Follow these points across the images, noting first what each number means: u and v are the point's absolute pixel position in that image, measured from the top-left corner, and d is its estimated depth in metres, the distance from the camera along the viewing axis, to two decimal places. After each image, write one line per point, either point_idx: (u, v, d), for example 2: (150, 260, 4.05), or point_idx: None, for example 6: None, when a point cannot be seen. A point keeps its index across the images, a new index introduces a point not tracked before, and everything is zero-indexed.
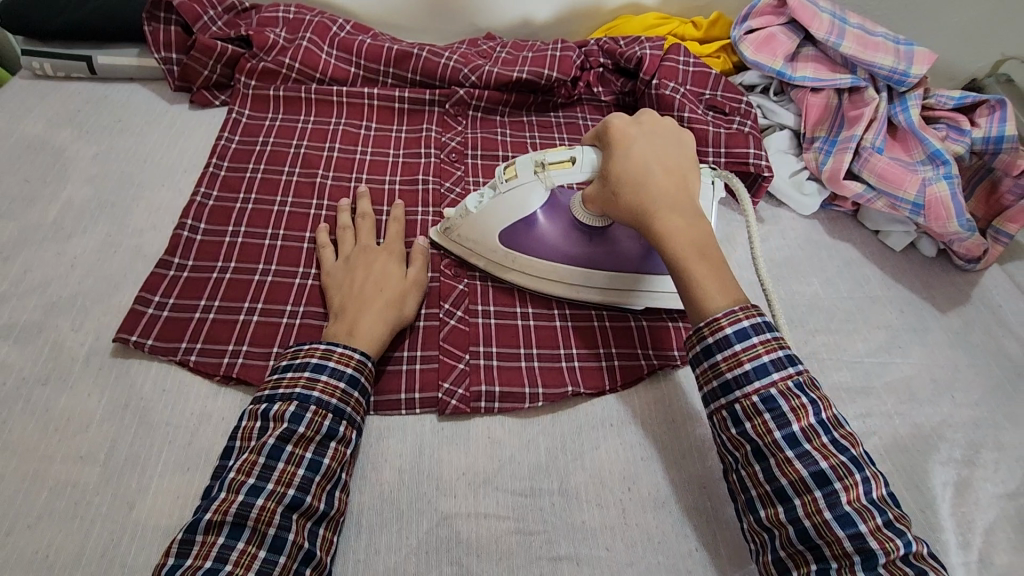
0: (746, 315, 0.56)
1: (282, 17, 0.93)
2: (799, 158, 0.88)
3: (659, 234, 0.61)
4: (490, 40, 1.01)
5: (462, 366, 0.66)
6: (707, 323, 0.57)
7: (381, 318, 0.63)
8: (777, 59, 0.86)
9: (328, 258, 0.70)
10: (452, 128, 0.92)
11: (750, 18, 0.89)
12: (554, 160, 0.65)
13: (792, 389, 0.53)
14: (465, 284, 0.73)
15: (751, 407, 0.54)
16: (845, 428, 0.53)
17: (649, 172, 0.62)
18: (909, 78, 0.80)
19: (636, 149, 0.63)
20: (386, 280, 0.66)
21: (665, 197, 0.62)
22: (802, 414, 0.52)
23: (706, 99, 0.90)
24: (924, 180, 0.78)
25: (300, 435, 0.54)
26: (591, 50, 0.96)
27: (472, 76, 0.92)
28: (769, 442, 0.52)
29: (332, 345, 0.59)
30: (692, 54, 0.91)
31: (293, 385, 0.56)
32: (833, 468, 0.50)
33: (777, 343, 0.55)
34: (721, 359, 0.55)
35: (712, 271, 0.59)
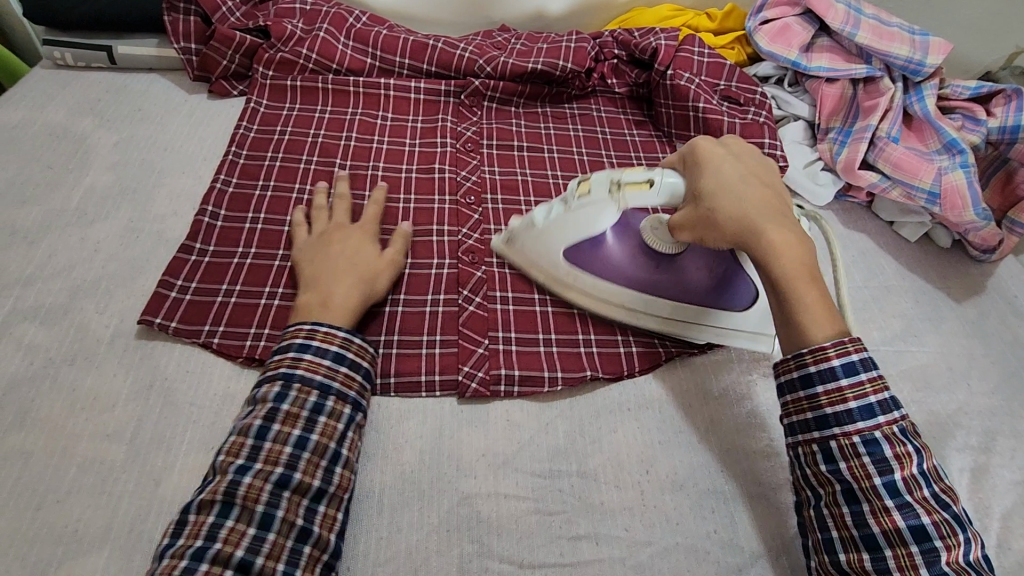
0: (855, 347, 0.54)
1: (299, 7, 0.93)
2: (814, 148, 0.89)
3: (767, 254, 0.57)
4: (505, 32, 1.01)
5: (481, 351, 0.66)
6: (812, 351, 0.54)
7: (354, 289, 0.64)
8: (792, 50, 0.86)
9: (302, 235, 0.71)
10: (467, 118, 0.93)
11: (765, 9, 0.89)
12: (632, 180, 0.62)
13: (897, 435, 0.52)
14: (482, 271, 0.73)
15: (849, 447, 0.52)
16: (944, 480, 0.53)
17: (743, 188, 0.59)
18: (925, 68, 0.80)
19: (725, 170, 0.60)
20: (363, 258, 0.67)
21: (767, 214, 0.59)
22: (907, 464, 0.51)
23: (721, 89, 0.90)
24: (940, 168, 0.77)
25: (285, 415, 0.54)
26: (605, 42, 0.97)
27: (487, 67, 0.93)
28: (867, 487, 0.51)
29: (316, 326, 0.59)
30: (706, 45, 0.92)
31: (278, 364, 0.57)
32: (935, 524, 0.49)
33: (883, 384, 0.54)
34: (822, 394, 0.54)
35: (821, 296, 0.56)
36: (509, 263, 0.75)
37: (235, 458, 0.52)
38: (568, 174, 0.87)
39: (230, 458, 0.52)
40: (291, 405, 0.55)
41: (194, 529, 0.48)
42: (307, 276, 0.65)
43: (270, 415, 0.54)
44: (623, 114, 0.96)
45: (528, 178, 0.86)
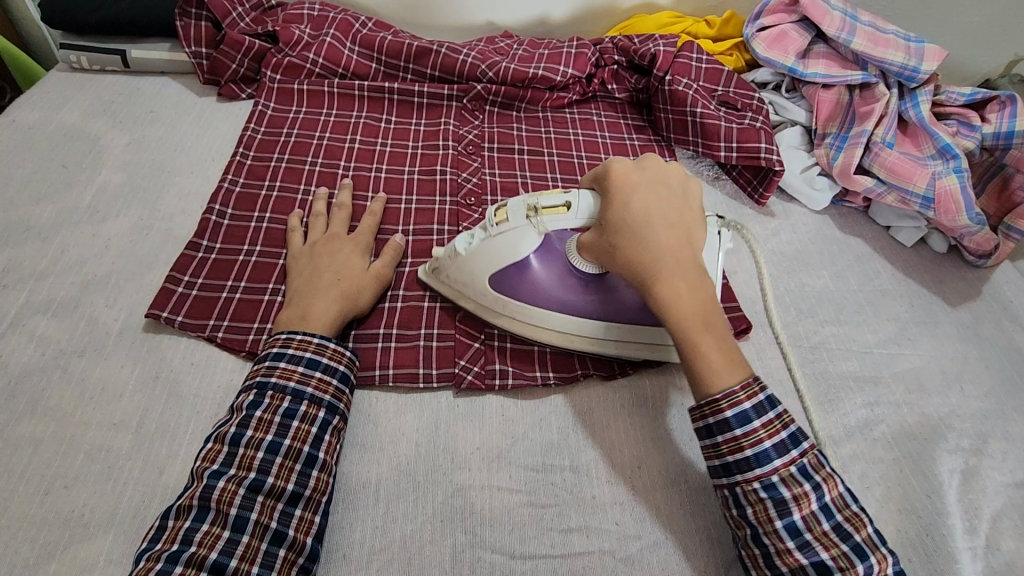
0: (746, 393, 0.53)
1: (307, 14, 0.97)
2: (810, 153, 0.90)
3: (662, 296, 0.56)
4: (508, 38, 1.03)
5: (476, 345, 0.69)
6: (707, 402, 0.54)
7: (333, 302, 0.65)
8: (789, 56, 0.87)
9: (297, 242, 0.73)
10: (470, 121, 0.95)
11: (762, 16, 0.90)
12: (548, 204, 0.63)
13: (795, 475, 0.52)
14: None
15: (751, 493, 0.53)
16: (850, 507, 0.52)
17: (653, 224, 0.58)
18: (919, 75, 0.81)
19: (637, 197, 0.59)
20: (348, 272, 0.68)
21: (670, 254, 0.57)
22: (804, 503, 0.51)
23: (719, 95, 0.91)
24: (934, 173, 0.78)
25: (258, 419, 0.56)
26: (605, 48, 0.98)
27: (489, 72, 0.95)
28: (769, 529, 0.52)
29: (292, 334, 0.61)
30: (705, 52, 0.93)
31: (288, 376, 0.59)
32: (833, 560, 0.50)
33: (779, 423, 0.53)
34: (721, 442, 0.54)
35: (718, 348, 0.54)
36: None
37: (248, 471, 0.54)
38: (567, 176, 0.89)
39: (243, 473, 0.53)
40: (263, 412, 0.56)
41: (209, 540, 0.50)
42: (292, 291, 0.67)
43: (281, 430, 0.56)
44: (622, 119, 0.98)
45: (527, 181, 0.88)
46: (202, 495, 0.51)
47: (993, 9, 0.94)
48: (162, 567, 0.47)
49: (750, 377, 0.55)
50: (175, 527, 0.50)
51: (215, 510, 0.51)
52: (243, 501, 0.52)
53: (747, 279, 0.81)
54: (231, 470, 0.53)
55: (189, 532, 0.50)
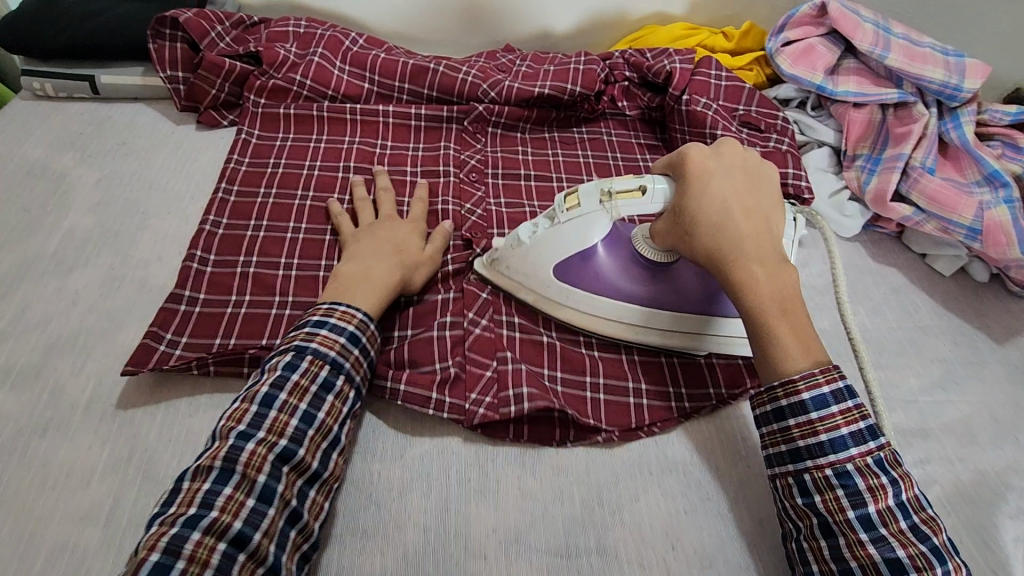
0: (826, 378, 0.52)
1: (293, 31, 0.90)
2: (839, 176, 0.83)
3: (740, 280, 0.56)
4: (510, 53, 0.97)
5: (488, 374, 0.63)
6: (782, 384, 0.53)
7: (394, 267, 0.66)
8: (817, 73, 0.80)
9: (348, 224, 0.73)
10: (471, 144, 0.88)
11: (786, 29, 0.83)
12: (622, 188, 0.61)
13: (871, 467, 0.50)
14: (489, 293, 0.70)
15: (822, 480, 0.50)
16: (927, 511, 0.50)
17: (733, 211, 0.58)
18: (962, 93, 0.74)
19: (718, 183, 0.58)
20: (406, 245, 0.69)
21: (750, 239, 0.57)
22: (881, 497, 0.49)
23: (740, 115, 0.85)
24: (982, 203, 0.72)
25: (294, 383, 0.54)
26: (616, 63, 0.92)
27: (491, 92, 0.89)
28: (840, 520, 0.49)
29: (335, 304, 0.60)
30: (724, 67, 0.86)
31: (328, 346, 0.56)
32: (911, 558, 0.47)
33: (858, 413, 0.51)
34: (794, 425, 0.52)
35: (794, 332, 0.54)
36: None
37: (278, 437, 0.51)
38: None
39: (274, 437, 0.51)
40: (301, 377, 0.54)
41: (233, 507, 0.47)
42: (345, 252, 0.69)
43: (316, 402, 0.54)
44: (634, 138, 0.91)
45: (536, 211, 0.81)
46: (229, 456, 0.48)
47: None
48: (177, 532, 0.44)
49: (829, 365, 0.53)
50: (192, 492, 0.47)
51: (242, 475, 0.48)
52: (271, 471, 0.49)
53: None
54: (261, 433, 0.50)
55: (210, 496, 0.46)
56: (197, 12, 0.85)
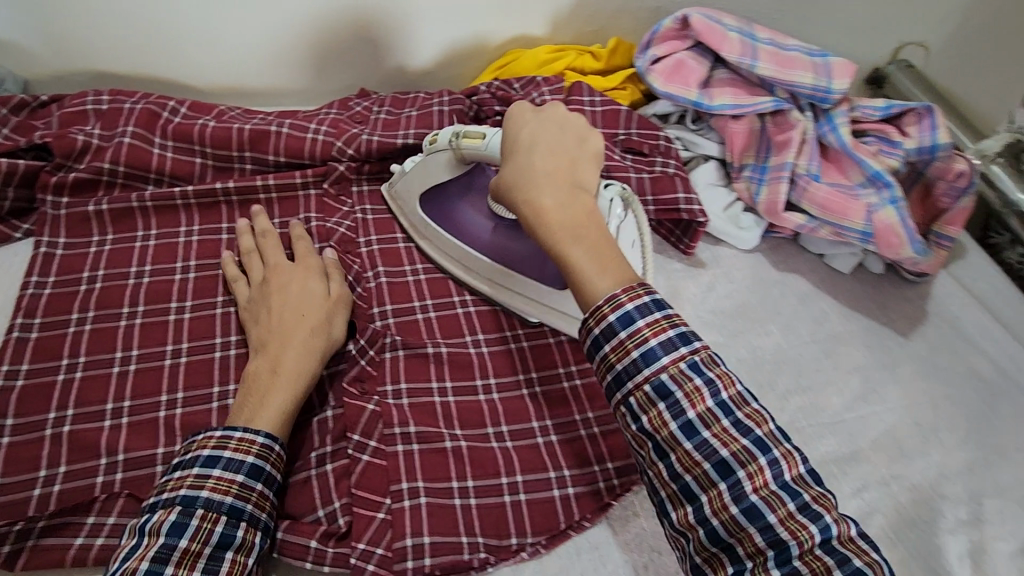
0: (629, 296, 0.50)
1: (93, 109, 0.74)
2: (730, 188, 0.80)
3: (534, 212, 0.56)
4: (364, 98, 0.87)
5: (382, 516, 0.54)
6: (592, 314, 0.50)
7: (306, 352, 0.59)
8: (690, 89, 0.75)
9: (241, 292, 0.65)
10: (336, 211, 0.77)
11: (653, 45, 0.77)
12: (470, 134, 0.66)
13: (685, 371, 0.48)
14: (375, 403, 0.60)
15: (643, 398, 0.48)
16: (751, 404, 0.49)
17: (534, 158, 0.59)
18: (833, 95, 0.72)
19: (534, 129, 0.61)
20: (307, 306, 0.62)
21: (550, 179, 0.57)
22: (698, 399, 0.47)
23: (621, 140, 0.79)
24: (869, 206, 0.70)
25: (183, 550, 0.47)
26: (483, 98, 0.83)
27: (348, 149, 0.79)
28: (667, 436, 0.47)
29: (229, 431, 0.52)
30: (596, 91, 0.80)
31: (223, 491, 0.50)
32: (734, 455, 0.46)
33: (667, 323, 0.49)
34: (608, 351, 0.49)
35: (592, 255, 0.53)
36: (407, 391, 0.62)
37: None
38: None
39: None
40: (190, 541, 0.47)
41: None
42: (251, 313, 0.63)
43: (213, 565, 0.47)
44: None
45: (420, 280, 0.72)
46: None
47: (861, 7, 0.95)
48: None
49: (634, 283, 0.51)
50: None
51: None
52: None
53: None
54: None
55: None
56: None
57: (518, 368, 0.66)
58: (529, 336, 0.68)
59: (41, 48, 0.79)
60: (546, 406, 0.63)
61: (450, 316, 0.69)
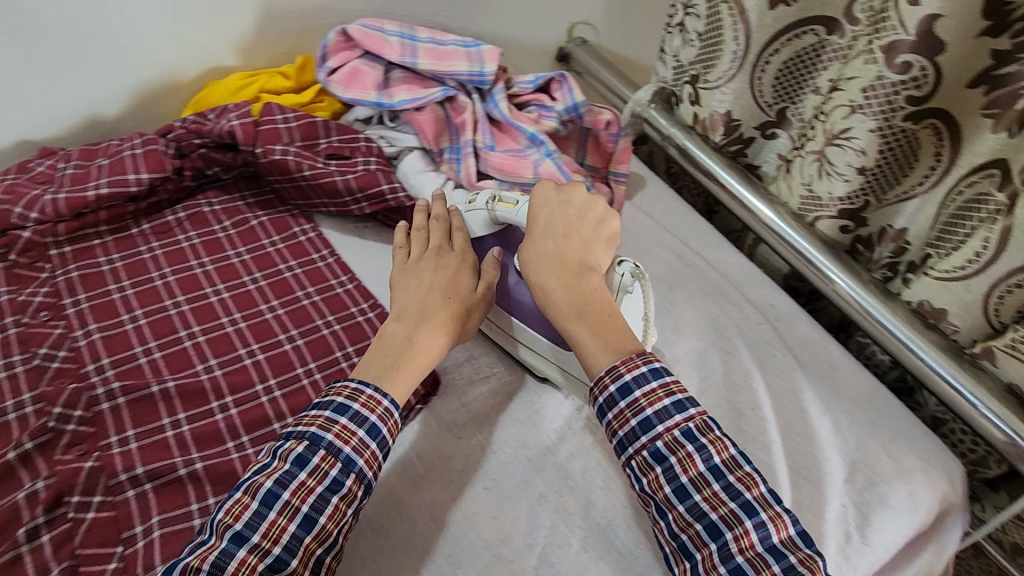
0: (628, 368, 0.58)
1: None
2: (438, 171, 0.88)
3: (541, 294, 0.65)
4: (47, 157, 0.82)
5: (115, 564, 0.54)
6: (596, 383, 0.60)
7: (441, 336, 0.63)
8: (368, 91, 0.83)
9: (398, 259, 0.70)
10: (31, 280, 0.74)
11: (328, 57, 0.84)
12: (506, 199, 0.72)
13: (679, 439, 0.56)
14: (95, 459, 0.59)
15: (643, 463, 0.56)
16: (742, 467, 0.55)
17: (543, 242, 0.66)
18: (487, 76, 0.85)
19: (558, 210, 0.69)
20: (455, 290, 0.66)
21: (553, 263, 0.65)
22: (689, 465, 0.55)
23: (323, 149, 0.85)
24: (535, 161, 0.83)
25: (300, 482, 0.52)
26: (178, 134, 0.84)
27: (32, 213, 0.75)
28: (663, 497, 0.55)
29: (362, 386, 0.57)
30: (289, 108, 0.85)
31: (345, 439, 0.54)
32: (722, 518, 0.53)
33: (662, 393, 0.57)
34: (611, 419, 0.58)
35: (591, 334, 0.62)
36: (135, 436, 0.62)
37: (274, 544, 0.50)
38: (192, 295, 0.76)
39: (268, 544, 0.50)
40: (308, 476, 0.52)
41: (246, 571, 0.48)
42: (399, 271, 0.69)
43: (319, 504, 0.52)
44: (240, 199, 0.87)
45: (140, 325, 0.72)
46: (217, 561, 0.48)
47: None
48: None
49: (634, 355, 0.60)
50: (210, 547, 0.48)
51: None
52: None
53: None
54: (256, 538, 0.50)
55: (224, 558, 0.48)
56: None
57: (255, 379, 0.68)
58: (265, 351, 0.71)
59: None
60: (285, 405, 0.67)
61: (180, 351, 0.70)
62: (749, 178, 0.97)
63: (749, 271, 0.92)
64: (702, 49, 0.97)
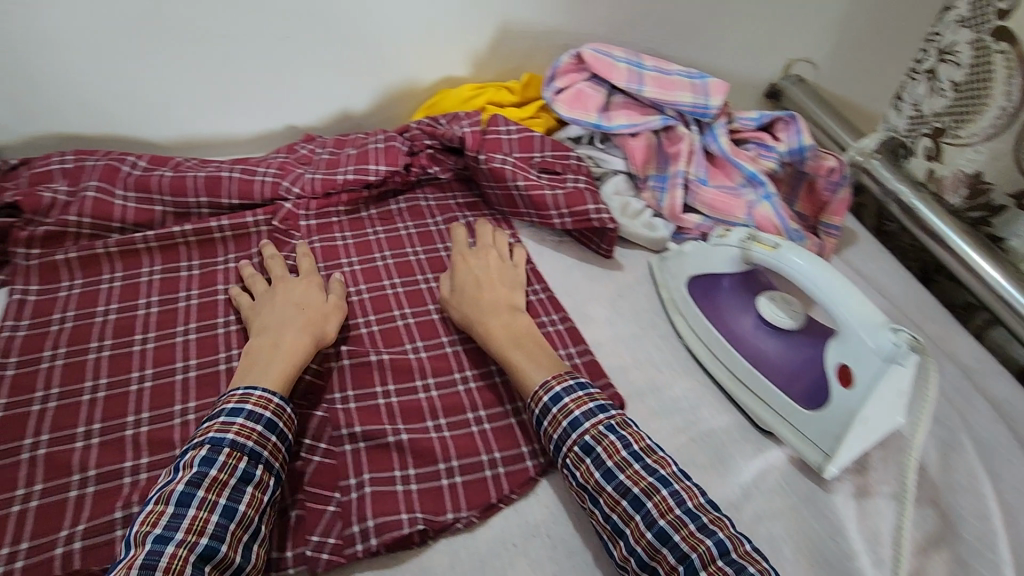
0: (558, 380, 0.66)
1: (60, 169, 0.83)
2: (639, 197, 0.90)
3: (484, 329, 0.72)
4: (308, 143, 0.97)
5: (332, 509, 0.61)
6: (531, 399, 0.66)
7: (302, 334, 0.69)
8: (590, 112, 0.86)
9: (245, 300, 0.75)
10: (286, 244, 0.86)
11: (556, 78, 0.87)
12: (764, 240, 0.69)
13: (603, 432, 0.62)
14: (325, 411, 0.68)
15: (576, 457, 0.62)
16: (658, 452, 0.62)
17: (477, 288, 0.76)
18: (711, 109, 0.84)
19: (482, 267, 0.79)
20: (310, 306, 0.72)
21: (494, 292, 0.75)
22: (614, 450, 0.61)
23: (537, 162, 0.89)
24: (749, 203, 0.82)
25: (212, 478, 0.56)
26: (414, 135, 0.94)
27: (295, 188, 0.89)
28: (594, 484, 0.60)
29: (250, 390, 0.62)
30: (512, 121, 0.91)
31: (245, 436, 0.59)
32: (643, 490, 0.58)
33: (588, 398, 0.64)
34: (547, 425, 0.64)
35: (527, 356, 0.69)
36: (354, 396, 0.69)
37: (199, 537, 0.53)
38: (406, 279, 0.84)
39: (194, 538, 0.53)
40: (218, 471, 0.56)
41: (178, 565, 0.50)
42: (271, 296, 0.74)
43: (236, 494, 0.56)
44: (452, 199, 0.95)
45: (363, 297, 0.81)
46: (146, 561, 0.50)
47: (747, 30, 1.08)
48: None
49: (562, 371, 0.67)
50: (137, 553, 0.51)
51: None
52: (194, 566, 0.51)
53: (615, 348, 0.78)
54: (179, 535, 0.52)
55: (154, 558, 0.50)
56: None
57: (455, 368, 0.73)
58: (464, 341, 0.77)
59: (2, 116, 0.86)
60: (481, 400, 0.71)
61: (393, 328, 0.77)
62: (995, 253, 0.84)
63: (977, 356, 0.80)
64: (954, 103, 0.88)
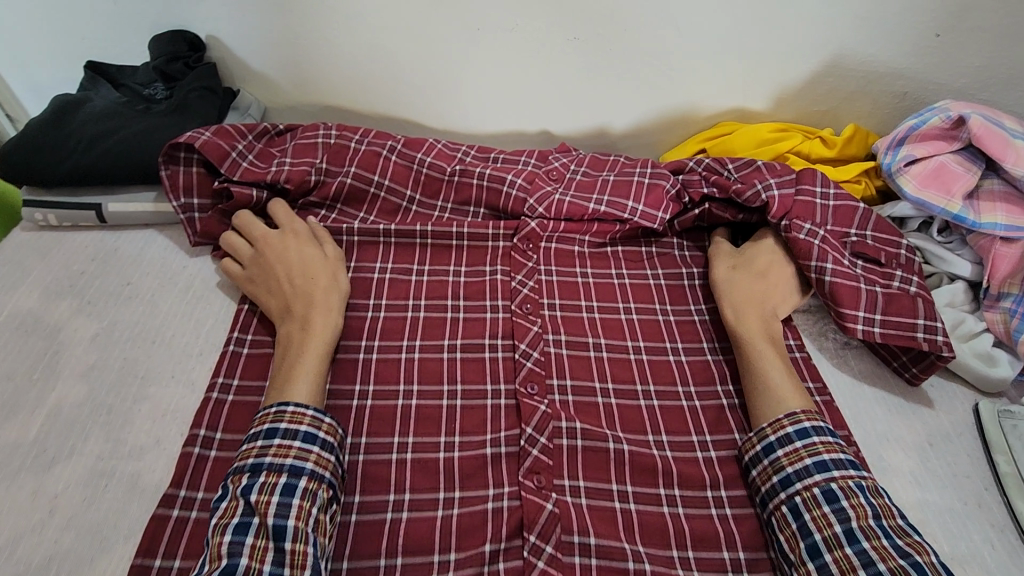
0: (808, 416, 0.58)
1: (322, 143, 0.77)
2: (978, 315, 0.68)
3: (738, 312, 0.67)
4: (564, 154, 0.83)
5: None
6: (770, 423, 0.59)
7: (330, 312, 0.64)
8: (952, 199, 0.67)
9: (235, 271, 0.68)
10: (521, 266, 0.75)
11: (908, 143, 0.70)
12: None
13: (852, 488, 0.54)
14: (555, 501, 0.58)
15: (811, 499, 0.54)
16: (913, 536, 0.52)
17: (756, 281, 0.69)
18: None
19: (773, 269, 0.70)
20: (308, 267, 0.67)
21: (763, 297, 0.68)
22: (863, 514, 0.52)
23: (852, 241, 0.70)
24: None
25: (223, 510, 0.51)
26: (690, 178, 0.77)
27: (540, 206, 0.77)
28: (828, 536, 0.52)
29: (278, 407, 0.56)
30: (830, 183, 0.73)
31: (297, 421, 0.55)
32: (891, 569, 0.49)
33: (839, 446, 0.57)
34: (781, 455, 0.57)
35: (787, 373, 0.63)
36: (585, 488, 0.60)
37: (217, 560, 0.48)
38: (652, 344, 0.70)
39: (212, 565, 0.48)
40: (227, 504, 0.51)
41: (214, 552, 0.49)
42: (264, 266, 0.67)
43: (247, 509, 0.50)
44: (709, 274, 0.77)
45: (603, 356, 0.69)
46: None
47: None
48: None
49: (813, 410, 0.60)
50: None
51: None
52: None
53: (924, 523, 0.58)
54: (204, 567, 0.48)
55: None
56: (217, 130, 0.75)
57: (707, 482, 0.61)
58: (717, 447, 0.63)
59: (283, 81, 0.86)
60: (739, 536, 0.57)
61: (633, 408, 0.65)
62: None
63: None
64: None
